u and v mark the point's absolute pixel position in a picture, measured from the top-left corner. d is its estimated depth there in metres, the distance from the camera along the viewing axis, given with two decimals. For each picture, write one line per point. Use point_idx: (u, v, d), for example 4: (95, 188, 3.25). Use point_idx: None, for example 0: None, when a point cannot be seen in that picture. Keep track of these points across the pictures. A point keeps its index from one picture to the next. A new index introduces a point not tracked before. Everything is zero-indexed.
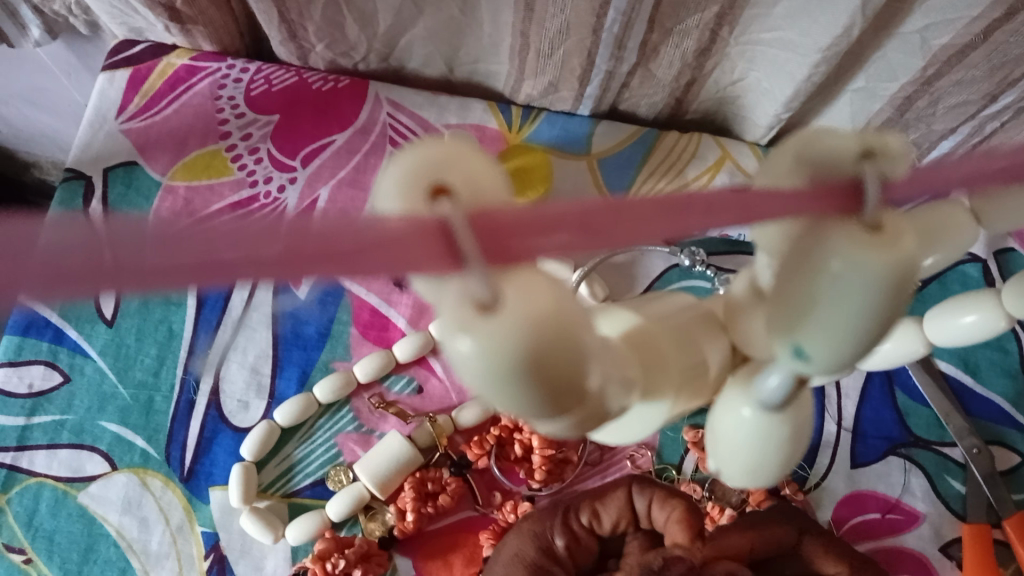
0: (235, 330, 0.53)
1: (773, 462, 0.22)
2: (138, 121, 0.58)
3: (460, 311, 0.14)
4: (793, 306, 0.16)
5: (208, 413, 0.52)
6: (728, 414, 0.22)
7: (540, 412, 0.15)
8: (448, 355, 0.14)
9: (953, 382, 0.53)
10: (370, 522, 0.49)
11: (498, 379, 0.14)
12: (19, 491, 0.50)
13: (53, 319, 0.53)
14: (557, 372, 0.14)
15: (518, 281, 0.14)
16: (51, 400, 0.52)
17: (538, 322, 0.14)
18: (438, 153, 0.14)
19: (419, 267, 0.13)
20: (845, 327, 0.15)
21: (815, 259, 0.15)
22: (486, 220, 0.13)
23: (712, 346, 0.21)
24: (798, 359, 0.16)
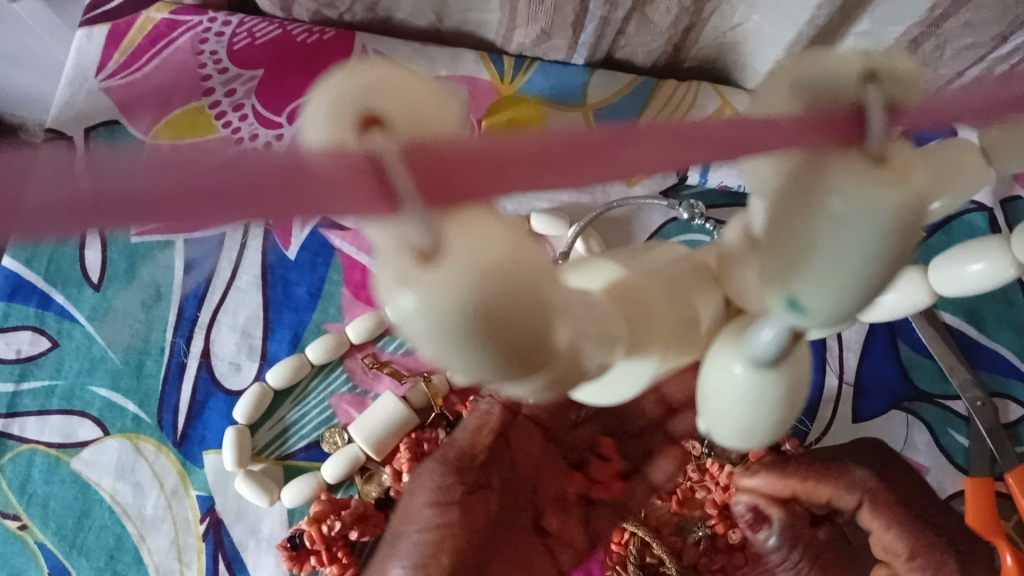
0: (224, 291, 0.52)
1: (769, 426, 0.20)
2: (119, 78, 0.56)
3: (401, 261, 0.12)
4: (786, 251, 0.14)
5: (200, 376, 0.51)
6: (718, 373, 0.19)
7: (496, 373, 0.14)
8: (393, 310, 0.13)
9: (957, 334, 0.52)
10: (367, 484, 0.49)
11: (448, 336, 0.13)
12: (11, 458, 0.49)
13: (39, 283, 0.52)
14: (514, 327, 0.13)
15: (468, 226, 0.12)
16: (40, 365, 0.51)
17: (487, 271, 0.12)
18: (363, 77, 0.12)
19: (350, 212, 0.10)
20: (849, 276, 0.13)
21: (814, 197, 0.13)
22: (425, 151, 0.11)
23: (703, 299, 0.20)
24: (794, 312, 0.14)
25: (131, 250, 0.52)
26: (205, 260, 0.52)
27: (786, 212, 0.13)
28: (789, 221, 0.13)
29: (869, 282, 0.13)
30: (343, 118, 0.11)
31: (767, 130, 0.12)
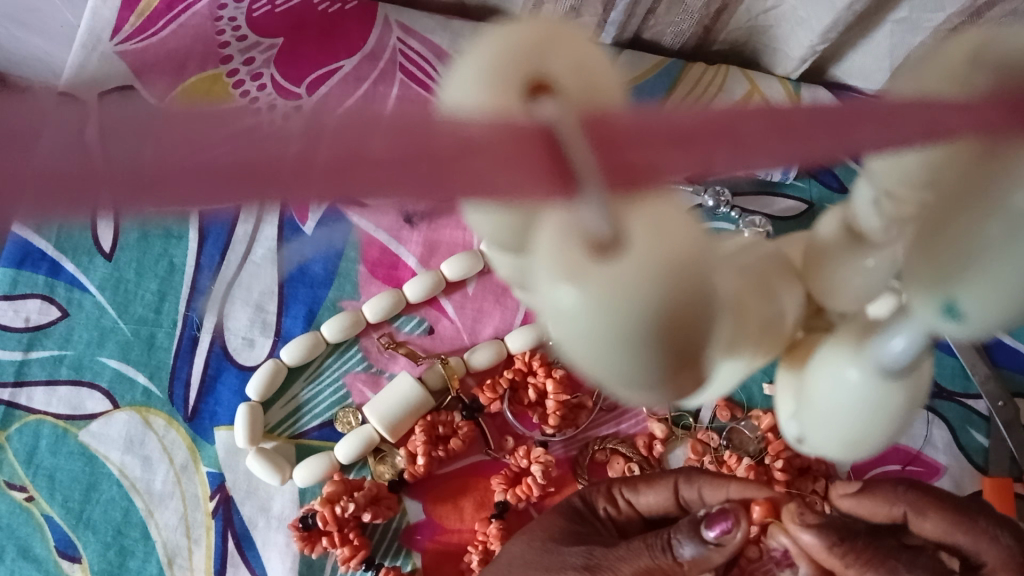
0: (239, 266, 0.51)
1: (877, 435, 0.19)
2: (133, 42, 0.54)
3: (571, 256, 0.12)
4: (945, 250, 0.14)
5: (214, 350, 0.50)
6: (827, 377, 0.19)
7: (643, 375, 0.14)
8: (549, 304, 0.13)
9: None
10: (380, 465, 0.48)
11: (610, 334, 0.13)
12: (19, 428, 0.48)
13: (48, 252, 0.50)
14: (679, 324, 0.13)
15: (643, 213, 0.12)
16: (49, 334, 0.50)
17: (663, 268, 0.12)
18: (528, 44, 0.13)
19: (522, 195, 0.11)
20: (1015, 278, 0.13)
21: (990, 194, 0.13)
22: (600, 122, 0.11)
23: (790, 295, 0.19)
24: (947, 317, 0.15)
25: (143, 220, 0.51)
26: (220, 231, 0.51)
27: (947, 206, 0.13)
28: (952, 217, 0.13)
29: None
30: (513, 82, 0.13)
31: (932, 110, 0.13)
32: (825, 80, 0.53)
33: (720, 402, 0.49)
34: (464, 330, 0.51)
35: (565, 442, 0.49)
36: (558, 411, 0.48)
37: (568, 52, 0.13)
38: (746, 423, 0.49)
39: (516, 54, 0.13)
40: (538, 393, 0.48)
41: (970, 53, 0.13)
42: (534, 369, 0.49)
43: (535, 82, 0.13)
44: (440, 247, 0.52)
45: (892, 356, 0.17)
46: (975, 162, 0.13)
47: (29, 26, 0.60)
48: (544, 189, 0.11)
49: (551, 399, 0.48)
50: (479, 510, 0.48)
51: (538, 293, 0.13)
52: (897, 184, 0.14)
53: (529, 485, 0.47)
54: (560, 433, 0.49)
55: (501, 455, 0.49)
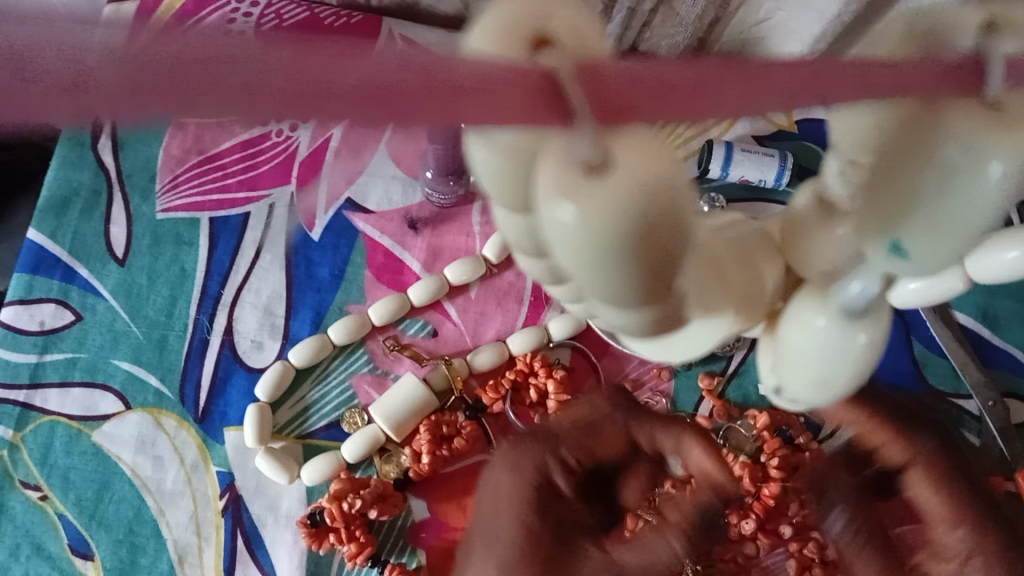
0: (248, 270, 0.53)
1: (844, 379, 0.20)
2: None
3: (565, 174, 0.12)
4: (892, 196, 0.15)
5: (222, 353, 0.51)
6: (800, 327, 0.20)
7: (629, 295, 0.14)
8: (546, 223, 0.13)
9: (970, 333, 0.52)
10: (386, 464, 0.49)
11: (599, 254, 0.13)
12: (33, 429, 0.50)
13: (63, 257, 0.52)
14: (660, 249, 0.13)
15: (631, 139, 0.12)
16: (62, 338, 0.51)
17: (647, 191, 0.13)
18: (531, 7, 0.14)
19: (520, 120, 0.11)
20: (952, 222, 0.14)
21: (925, 146, 0.14)
22: (595, 71, 0.12)
23: (769, 267, 0.20)
24: (895, 255, 0.16)
25: (155, 225, 0.54)
26: (230, 236, 0.53)
27: (896, 158, 0.14)
28: (901, 167, 0.14)
29: (972, 233, 0.15)
30: (518, 36, 0.14)
31: (880, 72, 0.13)
32: None
33: (715, 403, 0.51)
34: (467, 333, 0.53)
35: None
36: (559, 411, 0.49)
37: (566, 16, 0.14)
38: (742, 422, 0.50)
39: (519, 13, 0.14)
40: (540, 394, 0.50)
41: (908, 31, 0.15)
42: (536, 371, 0.50)
43: (537, 39, 0.14)
44: (444, 252, 0.54)
45: (854, 299, 0.18)
46: (916, 112, 0.14)
47: None
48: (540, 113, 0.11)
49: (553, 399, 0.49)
50: None
51: (536, 214, 0.13)
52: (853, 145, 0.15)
53: None
54: None
55: None
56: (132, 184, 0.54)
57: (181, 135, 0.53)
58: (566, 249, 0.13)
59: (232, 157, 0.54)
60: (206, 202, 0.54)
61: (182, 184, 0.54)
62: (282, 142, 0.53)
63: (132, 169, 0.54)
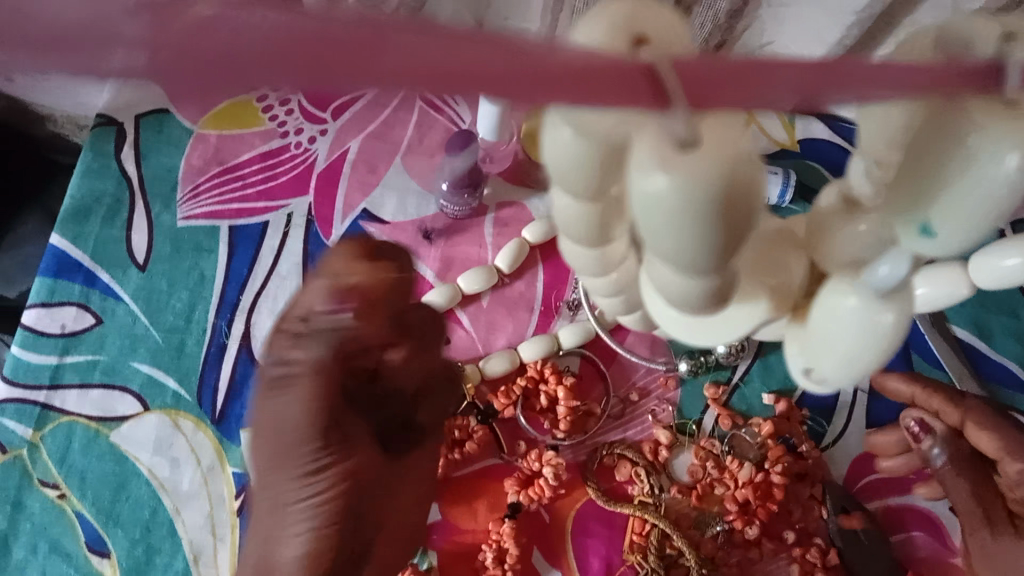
0: (266, 277, 0.54)
1: (870, 355, 0.21)
2: None
3: (659, 149, 0.15)
4: (910, 182, 0.18)
5: (239, 358, 0.53)
6: (832, 309, 0.21)
7: (699, 262, 0.16)
8: (636, 193, 0.15)
9: (967, 348, 0.53)
10: None
11: (682, 220, 0.15)
12: (52, 429, 0.51)
13: (86, 262, 0.54)
14: (733, 221, 0.15)
15: (716, 123, 0.15)
16: (83, 340, 0.52)
17: (729, 167, 0.15)
18: (628, 10, 0.16)
19: (623, 104, 0.14)
20: (968, 208, 0.17)
21: (949, 137, 0.17)
22: (687, 68, 0.14)
23: (796, 262, 0.22)
24: (924, 237, 0.19)
25: (175, 233, 0.55)
26: (249, 244, 0.55)
27: (918, 151, 0.18)
28: (927, 158, 0.18)
29: (990, 216, 0.17)
30: (622, 33, 0.15)
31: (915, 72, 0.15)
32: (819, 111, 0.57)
33: (720, 411, 0.52)
34: (479, 341, 0.54)
35: (573, 447, 0.52)
36: (569, 417, 0.50)
37: (658, 22, 0.16)
38: (746, 429, 0.52)
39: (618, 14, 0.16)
40: (550, 400, 0.51)
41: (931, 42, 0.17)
42: (546, 377, 0.52)
43: (637, 38, 0.16)
44: (456, 262, 0.55)
45: (882, 280, 0.20)
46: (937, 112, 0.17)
47: None
48: (641, 99, 0.14)
49: (562, 405, 0.51)
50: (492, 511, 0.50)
51: (627, 187, 0.16)
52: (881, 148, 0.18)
53: (541, 487, 0.49)
54: (569, 438, 0.52)
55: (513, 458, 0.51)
56: (153, 193, 0.56)
57: (202, 145, 0.57)
58: (650, 217, 0.15)
59: (252, 168, 0.57)
60: (224, 211, 0.56)
61: (202, 193, 0.56)
62: (301, 154, 0.57)
63: (153, 178, 0.56)
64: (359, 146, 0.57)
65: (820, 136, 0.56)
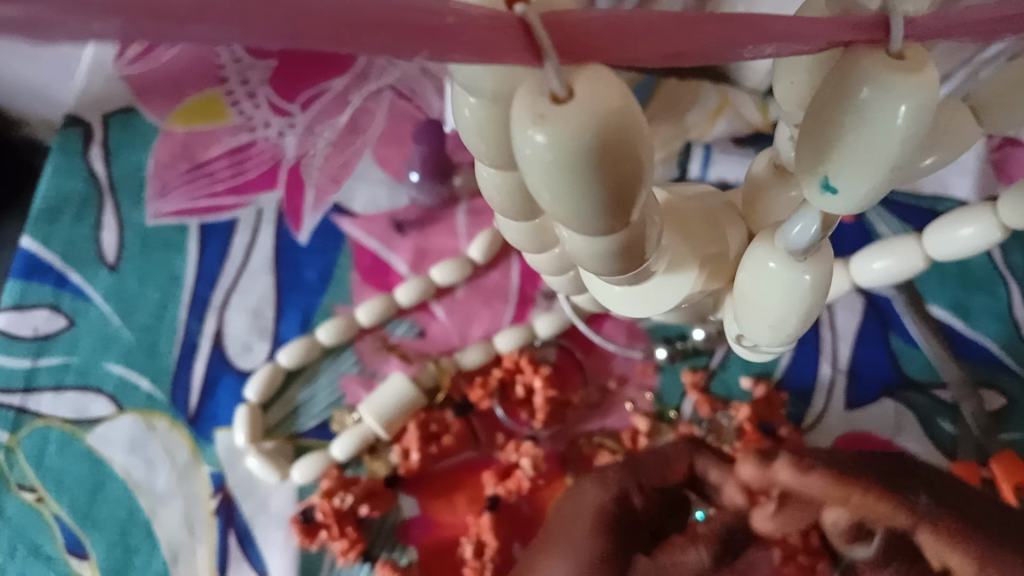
0: (237, 274, 0.54)
1: (798, 317, 0.21)
2: (137, 67, 0.57)
3: (536, 103, 0.14)
4: (820, 134, 0.17)
5: (212, 356, 0.52)
6: (755, 270, 0.21)
7: (592, 215, 0.16)
8: (523, 150, 0.15)
9: (945, 327, 0.53)
10: (375, 461, 0.50)
11: (564, 171, 0.15)
12: (27, 432, 0.50)
13: (56, 264, 0.54)
14: (618, 171, 0.15)
15: (593, 75, 0.14)
16: (56, 342, 0.52)
17: (605, 117, 0.14)
18: None
19: (497, 56, 0.14)
20: (873, 155, 0.16)
21: (844, 88, 0.16)
22: (561, 22, 0.14)
23: (732, 231, 0.23)
24: (826, 192, 0.17)
25: (145, 232, 0.55)
26: (220, 240, 0.54)
27: (823, 101, 0.17)
28: (823, 111, 0.17)
29: (892, 166, 0.16)
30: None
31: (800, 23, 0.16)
32: None
33: (700, 397, 0.51)
34: (454, 333, 0.54)
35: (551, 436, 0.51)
36: (546, 406, 0.50)
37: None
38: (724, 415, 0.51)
39: None
40: (526, 390, 0.51)
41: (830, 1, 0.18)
42: (523, 367, 0.52)
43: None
44: (430, 254, 0.55)
45: (796, 239, 0.19)
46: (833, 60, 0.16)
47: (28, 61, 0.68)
48: (513, 54, 0.14)
49: (540, 395, 0.50)
50: (472, 505, 0.49)
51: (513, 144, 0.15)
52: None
53: (519, 479, 0.49)
54: (547, 428, 0.51)
55: (491, 450, 0.51)
56: (123, 192, 0.55)
57: (171, 141, 0.57)
58: (532, 169, 0.15)
59: (221, 165, 0.56)
60: (194, 208, 0.55)
61: (171, 190, 0.56)
62: (269, 148, 0.56)
63: (123, 176, 0.56)
64: (329, 139, 0.57)
65: None
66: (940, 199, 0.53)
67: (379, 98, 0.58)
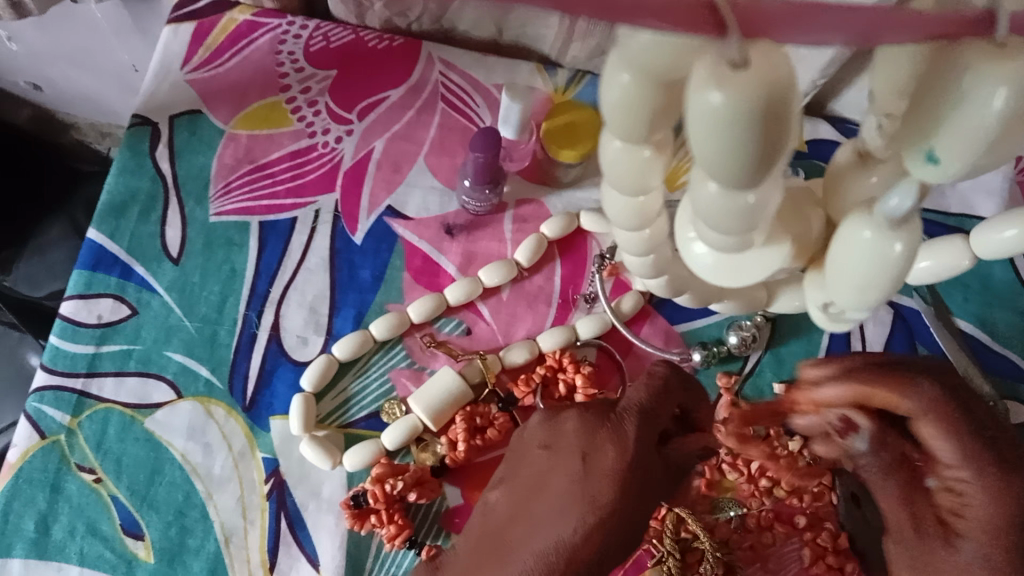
0: (294, 271, 0.56)
1: (886, 280, 0.23)
2: (201, 72, 0.61)
3: (716, 69, 0.16)
4: (930, 115, 0.20)
5: (269, 347, 0.55)
6: (851, 240, 0.23)
7: (740, 174, 0.18)
8: (692, 109, 0.17)
9: (972, 340, 0.55)
10: (422, 453, 0.52)
11: (734, 130, 0.17)
12: (89, 415, 0.52)
13: (121, 256, 0.56)
14: (774, 136, 0.17)
15: (763, 50, 0.16)
16: (119, 331, 0.55)
17: (774, 85, 0.16)
18: None
19: (685, 26, 0.16)
20: (975, 133, 0.19)
21: (951, 74, 0.19)
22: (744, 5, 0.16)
23: (815, 215, 0.26)
24: (930, 163, 0.20)
25: (208, 228, 0.57)
26: (277, 238, 0.57)
27: (933, 86, 0.19)
28: (935, 99, 0.19)
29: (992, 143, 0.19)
30: None
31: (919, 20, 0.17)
32: (826, 113, 0.59)
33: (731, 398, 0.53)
34: (499, 332, 0.56)
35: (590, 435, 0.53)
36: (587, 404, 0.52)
37: None
38: None
39: None
40: (569, 388, 0.53)
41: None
42: (564, 366, 0.54)
43: None
44: (477, 256, 0.58)
45: (892, 209, 0.22)
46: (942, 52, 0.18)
47: (88, 67, 0.74)
48: (703, 24, 0.16)
49: (581, 393, 0.53)
50: None
51: (687, 106, 0.17)
52: (887, 95, 0.21)
53: None
54: None
55: None
56: (186, 191, 0.58)
57: (234, 144, 0.60)
58: (699, 127, 0.17)
59: (281, 167, 0.59)
60: (255, 207, 0.58)
61: (233, 190, 0.58)
62: (327, 153, 0.59)
63: (187, 175, 0.59)
64: (384, 145, 0.60)
65: (828, 135, 0.59)
66: (967, 219, 0.55)
67: (432, 109, 0.61)
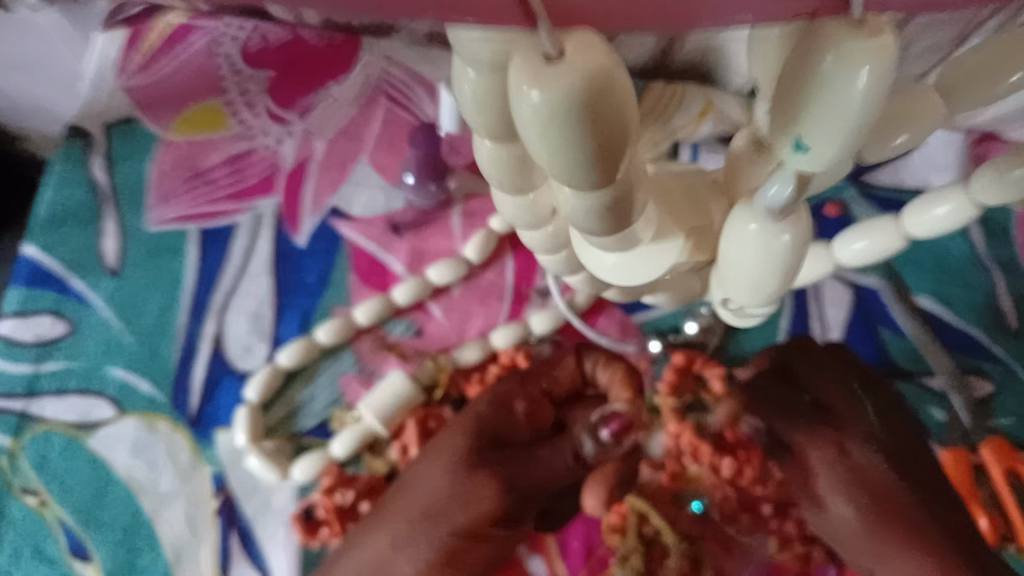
0: (238, 278, 0.55)
1: (774, 277, 0.25)
2: (137, 79, 0.58)
3: (531, 63, 0.15)
4: (799, 100, 0.19)
5: (213, 359, 0.53)
6: (736, 229, 0.24)
7: (582, 172, 0.17)
8: (515, 109, 0.16)
9: (933, 320, 0.53)
10: (375, 459, 0.51)
11: (558, 130, 0.16)
12: (31, 436, 0.51)
13: (59, 271, 0.55)
14: (607, 133, 0.16)
15: (582, 37, 0.15)
16: (59, 348, 0.53)
17: (596, 76, 0.15)
18: None
19: (493, 17, 0.15)
20: (842, 121, 0.18)
21: (814, 54, 0.17)
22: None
23: (714, 204, 0.27)
24: (801, 152, 0.20)
25: (147, 239, 0.56)
26: (219, 246, 0.56)
27: (800, 68, 0.18)
28: (803, 79, 0.18)
29: (861, 130, 0.18)
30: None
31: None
32: None
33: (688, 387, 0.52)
34: (451, 331, 0.55)
35: None
36: None
37: None
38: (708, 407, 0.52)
39: None
40: None
41: None
42: (517, 363, 0.52)
43: None
44: (426, 254, 0.56)
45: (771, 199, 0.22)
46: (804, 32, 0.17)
47: None
48: (511, 15, 0.15)
49: None
50: None
51: (511, 104, 0.16)
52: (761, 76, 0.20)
53: None
54: None
55: None
56: (124, 201, 0.57)
57: (172, 150, 0.58)
58: (525, 127, 0.16)
59: (221, 172, 0.58)
60: (195, 215, 0.56)
61: (172, 198, 0.57)
62: (268, 156, 0.58)
63: (125, 185, 0.57)
64: (326, 145, 0.58)
65: None
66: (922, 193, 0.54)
67: (375, 106, 0.59)
